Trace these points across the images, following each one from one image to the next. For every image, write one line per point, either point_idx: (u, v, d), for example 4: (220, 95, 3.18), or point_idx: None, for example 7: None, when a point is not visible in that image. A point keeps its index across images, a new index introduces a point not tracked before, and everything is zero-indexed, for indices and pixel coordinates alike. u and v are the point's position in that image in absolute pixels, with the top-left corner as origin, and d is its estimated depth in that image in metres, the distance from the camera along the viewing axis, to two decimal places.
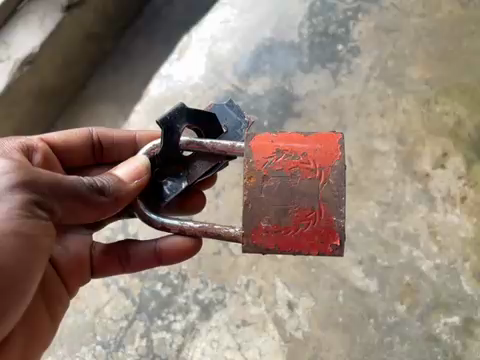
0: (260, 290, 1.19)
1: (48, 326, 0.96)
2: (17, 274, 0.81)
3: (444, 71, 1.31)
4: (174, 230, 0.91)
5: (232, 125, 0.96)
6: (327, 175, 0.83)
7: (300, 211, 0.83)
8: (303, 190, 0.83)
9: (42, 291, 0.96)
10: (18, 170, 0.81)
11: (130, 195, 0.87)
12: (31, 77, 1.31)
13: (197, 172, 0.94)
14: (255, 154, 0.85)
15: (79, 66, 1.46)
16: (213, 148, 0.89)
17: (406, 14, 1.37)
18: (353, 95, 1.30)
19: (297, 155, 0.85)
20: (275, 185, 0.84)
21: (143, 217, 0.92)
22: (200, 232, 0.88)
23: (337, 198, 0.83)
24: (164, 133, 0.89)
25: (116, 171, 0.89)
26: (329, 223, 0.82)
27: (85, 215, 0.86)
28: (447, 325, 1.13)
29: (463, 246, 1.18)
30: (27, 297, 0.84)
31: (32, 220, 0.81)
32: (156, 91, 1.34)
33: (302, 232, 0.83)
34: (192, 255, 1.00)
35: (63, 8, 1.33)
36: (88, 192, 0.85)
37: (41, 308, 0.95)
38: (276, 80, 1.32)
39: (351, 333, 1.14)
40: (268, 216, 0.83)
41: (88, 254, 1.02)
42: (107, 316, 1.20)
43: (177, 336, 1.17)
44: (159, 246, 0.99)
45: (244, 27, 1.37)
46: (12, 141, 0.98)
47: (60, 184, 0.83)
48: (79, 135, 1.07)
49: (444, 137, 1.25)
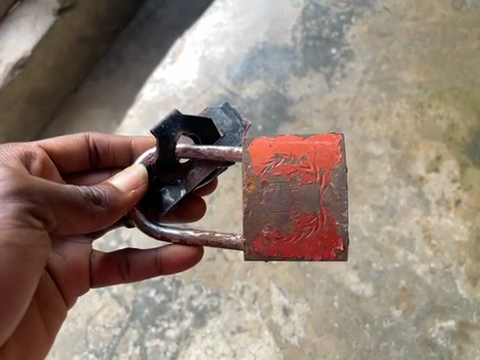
0: (254, 296, 1.17)
1: (43, 338, 0.93)
2: (11, 286, 0.79)
3: (437, 74, 1.30)
4: (174, 240, 0.90)
5: (230, 129, 0.95)
6: (327, 179, 0.82)
7: (302, 217, 0.82)
8: (303, 195, 0.82)
9: (38, 302, 0.93)
10: (12, 178, 0.80)
11: (126, 205, 0.87)
12: (22, 82, 1.26)
13: (195, 178, 0.92)
14: (253, 160, 0.84)
15: (71, 70, 1.36)
16: (210, 154, 0.88)
17: (400, 17, 1.37)
18: (347, 99, 1.30)
19: (297, 159, 0.83)
20: (274, 191, 0.83)
21: (142, 227, 0.91)
22: (201, 242, 0.87)
23: (339, 202, 0.82)
24: (159, 141, 0.88)
25: (112, 180, 0.89)
26: (332, 228, 0.81)
27: (80, 226, 0.84)
28: (443, 329, 1.12)
29: (458, 250, 1.17)
30: (21, 310, 0.82)
31: (26, 230, 0.79)
32: (150, 95, 1.33)
33: (304, 238, 0.82)
34: (193, 265, 1.00)
35: (55, 11, 1.27)
36: (85, 201, 0.84)
37: (37, 320, 0.92)
38: (270, 83, 1.32)
39: (346, 338, 1.13)
40: (269, 222, 0.82)
41: (87, 263, 1.01)
42: (100, 323, 1.18)
43: (171, 343, 1.15)
44: (160, 255, 0.98)
45: (237, 31, 1.36)
46: (10, 148, 0.96)
47: (56, 193, 0.82)
48: (75, 141, 1.05)
49: (438, 141, 1.25)
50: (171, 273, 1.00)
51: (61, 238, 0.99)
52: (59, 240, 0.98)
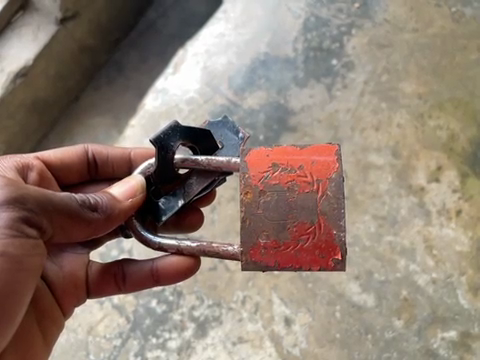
0: (256, 306, 1.17)
1: (42, 350, 0.88)
2: (5, 298, 0.74)
3: (437, 85, 1.32)
4: (171, 251, 0.85)
5: (228, 140, 0.91)
6: (325, 188, 0.77)
7: (299, 225, 0.77)
8: (301, 203, 0.78)
9: (34, 311, 0.88)
10: (6, 185, 0.73)
11: (123, 213, 0.82)
12: (24, 90, 1.26)
13: (193, 189, 0.88)
14: (251, 169, 0.79)
15: (73, 79, 1.36)
16: (209, 164, 0.84)
17: (400, 28, 1.38)
18: (348, 109, 1.31)
19: (294, 168, 0.78)
20: (272, 200, 0.78)
21: (139, 237, 0.86)
22: (198, 252, 0.83)
23: (337, 210, 0.77)
24: (158, 151, 0.85)
25: (109, 189, 0.84)
26: (330, 237, 0.76)
27: (76, 233, 0.79)
28: (444, 340, 1.12)
29: (459, 260, 1.17)
30: (16, 321, 0.77)
31: (22, 239, 0.73)
32: (152, 105, 1.35)
33: (302, 248, 0.77)
34: (191, 274, 0.93)
35: (58, 21, 1.27)
36: (82, 209, 0.79)
37: (35, 331, 0.88)
38: (271, 94, 1.33)
39: (348, 349, 1.12)
40: (267, 231, 0.78)
41: (84, 274, 0.96)
42: (101, 334, 1.17)
43: (173, 354, 1.15)
44: (156, 266, 0.92)
45: (239, 42, 1.39)
46: (7, 160, 0.92)
47: (52, 200, 0.76)
48: (74, 152, 1.01)
49: (438, 151, 1.26)
50: (168, 284, 0.95)
51: (59, 248, 0.95)
52: (56, 250, 0.94)
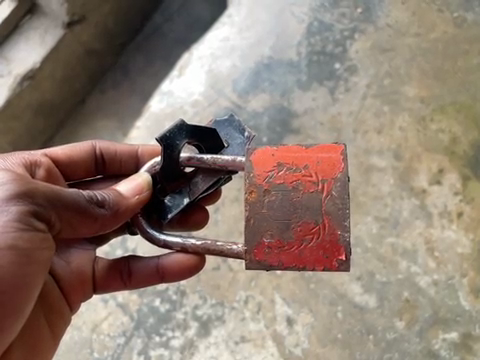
0: (259, 306, 1.18)
1: (48, 345, 0.90)
2: (13, 291, 0.75)
3: (438, 89, 1.33)
4: (176, 249, 0.87)
5: (234, 140, 0.92)
6: (329, 187, 0.79)
7: (303, 225, 0.78)
8: (305, 203, 0.79)
9: (42, 307, 0.90)
10: (14, 180, 0.75)
11: (130, 209, 0.84)
12: (31, 92, 1.29)
13: (199, 188, 0.90)
14: (255, 168, 0.80)
15: (78, 82, 1.39)
16: (214, 163, 0.86)
17: (402, 33, 1.39)
18: (351, 112, 1.33)
19: (299, 168, 0.80)
20: (276, 200, 0.79)
21: (145, 235, 0.88)
22: (203, 250, 0.85)
23: (341, 210, 0.78)
24: (164, 149, 0.87)
25: (116, 186, 0.85)
26: (334, 238, 0.78)
27: (83, 229, 0.81)
28: (446, 341, 1.13)
29: (460, 261, 1.18)
30: (24, 315, 0.78)
31: (29, 234, 0.75)
32: (157, 107, 1.37)
33: (305, 248, 0.78)
34: (195, 273, 0.95)
35: (64, 24, 1.30)
36: (89, 205, 0.80)
37: (42, 326, 0.89)
38: (275, 97, 1.35)
39: (350, 349, 1.13)
40: (271, 231, 0.79)
41: (90, 270, 0.97)
42: (105, 332, 1.19)
43: (176, 353, 1.16)
44: (162, 263, 0.94)
45: (243, 46, 1.40)
46: (15, 156, 0.94)
47: (59, 196, 0.78)
48: (81, 149, 1.03)
49: (440, 154, 1.27)
50: (173, 281, 0.96)
51: (66, 244, 0.96)
52: (64, 246, 0.96)
